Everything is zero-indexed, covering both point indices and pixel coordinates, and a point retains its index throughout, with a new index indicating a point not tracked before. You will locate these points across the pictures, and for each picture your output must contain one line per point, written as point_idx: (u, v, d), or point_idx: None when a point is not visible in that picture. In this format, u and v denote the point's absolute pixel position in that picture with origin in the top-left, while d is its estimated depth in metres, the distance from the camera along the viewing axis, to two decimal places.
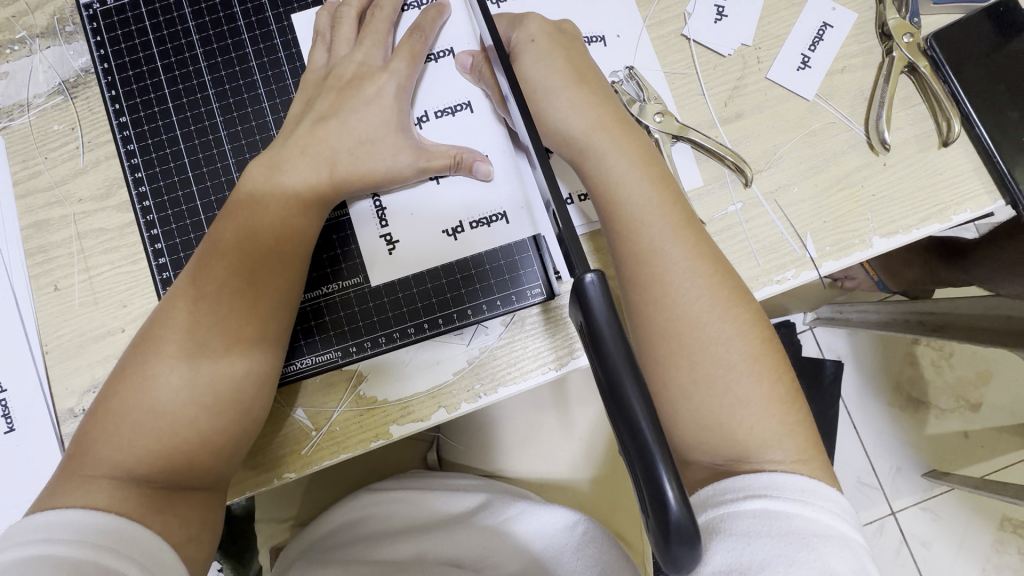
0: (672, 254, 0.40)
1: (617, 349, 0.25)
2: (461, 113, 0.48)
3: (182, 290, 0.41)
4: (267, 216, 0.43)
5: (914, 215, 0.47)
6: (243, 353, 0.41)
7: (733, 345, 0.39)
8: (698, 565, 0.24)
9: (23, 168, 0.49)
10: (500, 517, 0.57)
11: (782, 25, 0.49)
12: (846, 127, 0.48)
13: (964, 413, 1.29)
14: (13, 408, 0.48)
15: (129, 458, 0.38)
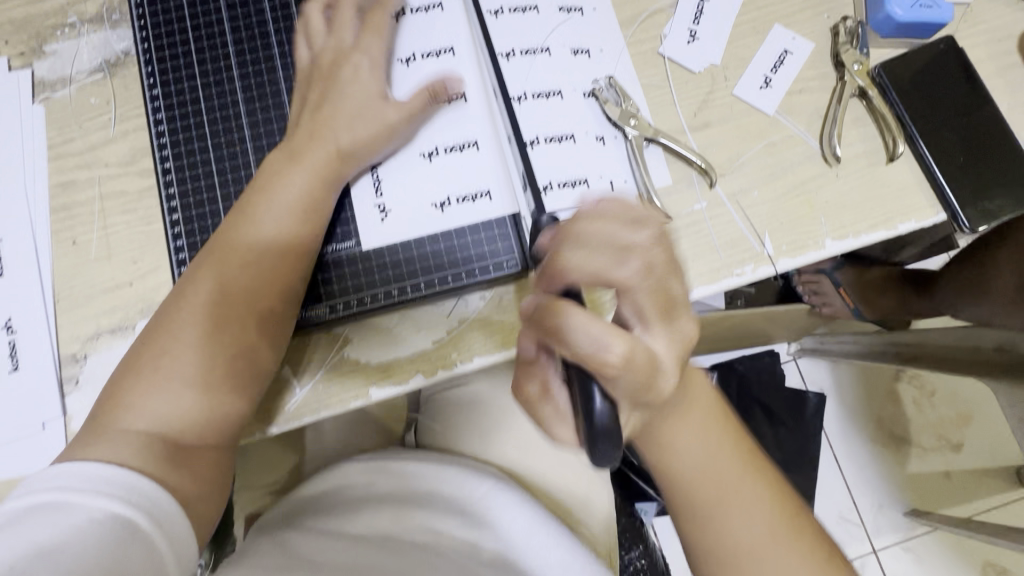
0: (722, 475, 0.42)
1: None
2: (455, 103, 0.53)
3: (201, 273, 0.46)
4: (282, 198, 0.47)
5: (864, 221, 0.52)
6: (265, 322, 0.46)
7: (759, 506, 0.42)
8: (614, 457, 0.33)
9: (59, 134, 0.55)
10: (473, 495, 0.59)
11: (747, 49, 0.55)
12: (803, 140, 0.53)
13: (946, 453, 1.30)
14: (18, 351, 0.51)
15: (159, 411, 0.43)
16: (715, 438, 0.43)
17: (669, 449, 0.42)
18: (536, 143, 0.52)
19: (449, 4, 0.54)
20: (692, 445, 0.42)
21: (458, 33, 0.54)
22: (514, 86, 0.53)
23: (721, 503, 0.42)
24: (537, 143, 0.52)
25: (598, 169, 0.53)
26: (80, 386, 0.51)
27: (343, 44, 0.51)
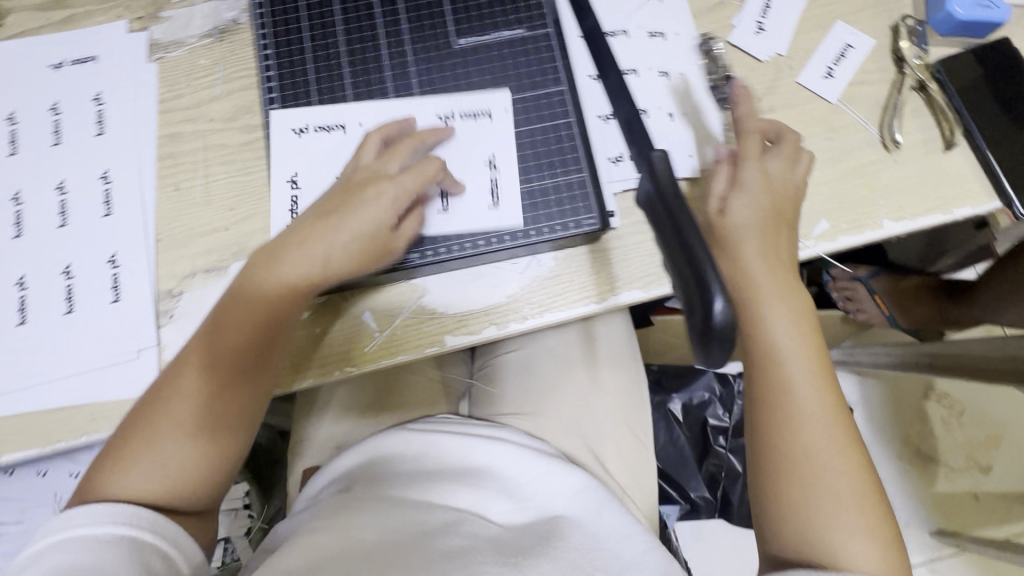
0: (809, 384, 0.44)
1: (681, 211, 0.32)
2: (482, 119, 0.53)
3: (166, 403, 0.46)
4: (244, 324, 0.47)
5: (921, 205, 0.55)
6: (238, 394, 0.48)
7: (833, 432, 0.44)
8: (725, 364, 0.30)
9: (168, 90, 0.59)
10: (524, 476, 0.60)
11: (811, 42, 0.59)
12: (863, 127, 0.56)
13: (975, 475, 1.28)
14: (120, 283, 0.54)
15: (139, 481, 0.45)
16: (809, 352, 0.45)
17: (777, 352, 0.44)
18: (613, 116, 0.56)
19: (501, 177, 0.52)
20: (790, 350, 0.44)
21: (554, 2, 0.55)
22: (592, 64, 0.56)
23: (799, 423, 0.44)
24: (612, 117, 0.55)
25: (672, 142, 0.56)
26: (174, 319, 0.54)
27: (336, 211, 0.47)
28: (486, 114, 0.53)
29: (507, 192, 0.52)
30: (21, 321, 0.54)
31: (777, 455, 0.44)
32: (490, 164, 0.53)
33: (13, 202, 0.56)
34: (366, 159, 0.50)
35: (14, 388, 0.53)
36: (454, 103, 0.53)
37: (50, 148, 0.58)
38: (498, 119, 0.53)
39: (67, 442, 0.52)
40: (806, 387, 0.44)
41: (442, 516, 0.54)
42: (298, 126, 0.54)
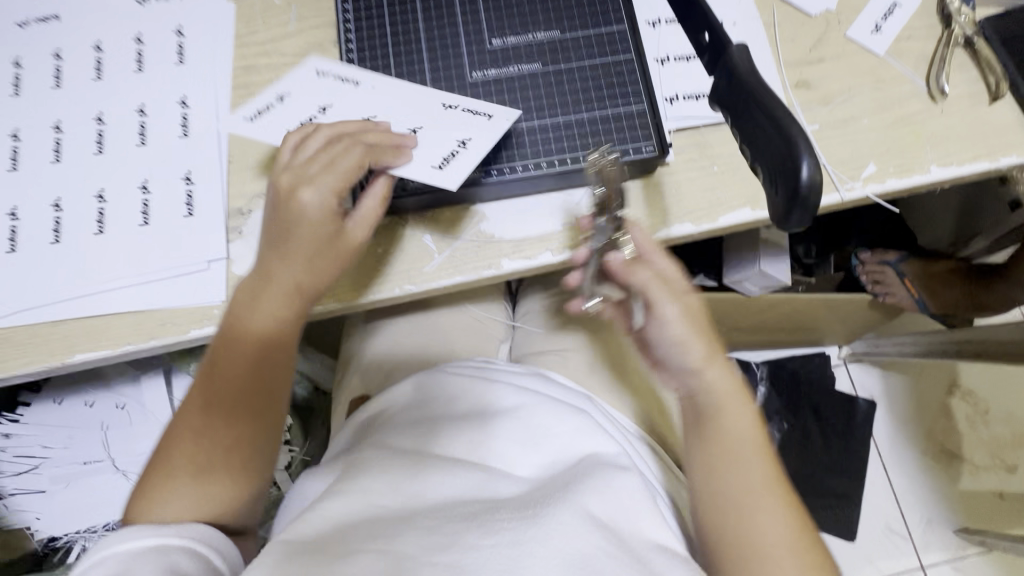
0: (742, 448, 0.50)
1: (766, 91, 0.34)
2: (479, 117, 0.52)
3: (180, 435, 0.51)
4: (242, 349, 0.52)
5: (967, 154, 0.56)
6: (243, 411, 0.52)
7: (776, 510, 0.47)
8: (804, 227, 0.32)
9: (245, 27, 0.63)
10: (547, 424, 0.56)
11: (860, 0, 0.61)
12: (910, 79, 0.58)
13: (1000, 473, 1.25)
14: (194, 199, 0.57)
15: (174, 499, 0.49)
16: (741, 401, 0.52)
17: (714, 393, 0.52)
18: (667, 61, 0.59)
19: (463, 152, 0.50)
20: (708, 380, 0.52)
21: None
22: (650, 12, 0.60)
23: (748, 487, 0.49)
24: (668, 60, 0.58)
25: None
26: (243, 236, 0.57)
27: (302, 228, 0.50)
28: (486, 115, 0.51)
29: (461, 160, 0.49)
30: (99, 231, 0.57)
31: (719, 520, 0.48)
32: (460, 142, 0.50)
33: (96, 122, 0.60)
34: (290, 169, 0.49)
35: (90, 293, 0.55)
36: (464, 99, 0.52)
37: (132, 74, 0.61)
38: (495, 122, 0.51)
39: (136, 345, 0.54)
40: (744, 453, 0.50)
41: (443, 475, 0.49)
42: (319, 70, 0.54)
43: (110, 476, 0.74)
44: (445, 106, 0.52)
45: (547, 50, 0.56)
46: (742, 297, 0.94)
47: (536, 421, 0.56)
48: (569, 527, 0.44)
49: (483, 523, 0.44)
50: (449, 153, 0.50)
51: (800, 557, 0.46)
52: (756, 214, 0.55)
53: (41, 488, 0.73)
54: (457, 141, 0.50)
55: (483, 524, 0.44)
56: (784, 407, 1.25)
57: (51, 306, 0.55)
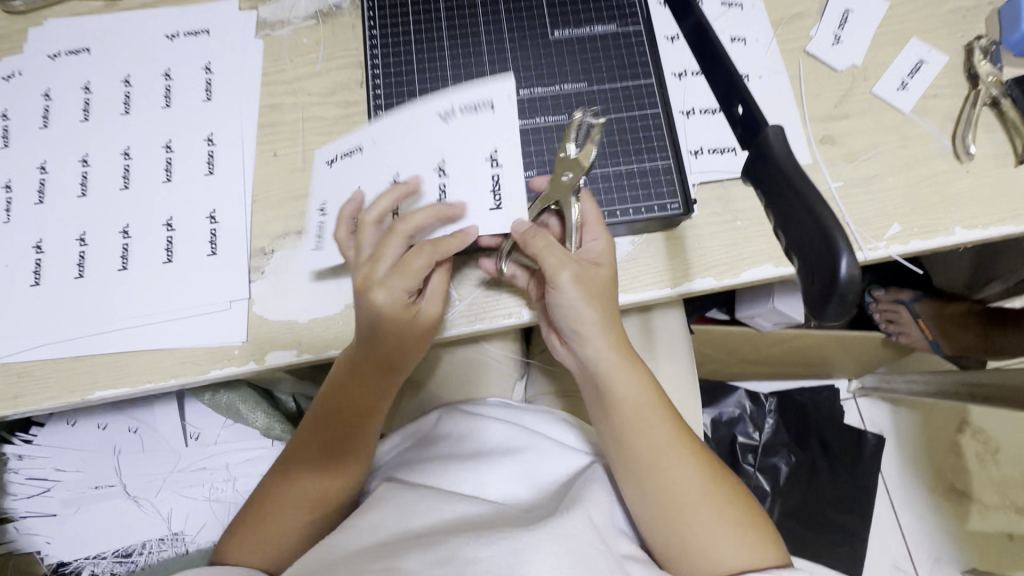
0: (650, 417, 0.52)
1: (804, 180, 0.34)
2: (484, 110, 0.53)
3: (291, 489, 0.57)
4: (351, 419, 0.57)
5: (992, 215, 0.56)
6: (344, 467, 0.58)
7: (687, 465, 0.51)
8: (840, 323, 0.32)
9: (273, 65, 0.63)
10: (542, 466, 0.57)
11: (886, 56, 0.61)
12: (936, 138, 0.58)
13: (1011, 514, 1.20)
14: (218, 239, 0.58)
15: (287, 542, 0.56)
16: (636, 371, 0.53)
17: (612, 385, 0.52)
18: (692, 113, 0.59)
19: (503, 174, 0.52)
20: (600, 353, 0.52)
21: (646, 5, 0.59)
22: (676, 64, 0.60)
23: (660, 455, 0.51)
24: (693, 112, 0.59)
25: None
26: (264, 276, 0.57)
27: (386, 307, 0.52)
28: (491, 107, 0.53)
29: (509, 188, 0.52)
30: (123, 267, 0.57)
31: (657, 516, 0.51)
32: (491, 161, 0.53)
33: (122, 157, 0.60)
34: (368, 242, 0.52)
35: (112, 329, 0.56)
36: (456, 99, 0.53)
37: (160, 110, 0.62)
38: (501, 112, 0.53)
39: (156, 384, 0.55)
40: (659, 421, 0.52)
41: (450, 506, 0.50)
42: (332, 159, 0.57)
43: (121, 502, 0.73)
44: (445, 121, 0.53)
45: (575, 102, 0.57)
46: (755, 334, 0.94)
47: (529, 461, 0.56)
48: (567, 540, 0.45)
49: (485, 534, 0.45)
50: (494, 188, 0.52)
51: (710, 498, 0.51)
52: (779, 269, 0.55)
53: (51, 513, 0.72)
54: (492, 173, 0.53)
55: (485, 537, 0.45)
56: (791, 438, 1.16)
57: (72, 342, 0.55)
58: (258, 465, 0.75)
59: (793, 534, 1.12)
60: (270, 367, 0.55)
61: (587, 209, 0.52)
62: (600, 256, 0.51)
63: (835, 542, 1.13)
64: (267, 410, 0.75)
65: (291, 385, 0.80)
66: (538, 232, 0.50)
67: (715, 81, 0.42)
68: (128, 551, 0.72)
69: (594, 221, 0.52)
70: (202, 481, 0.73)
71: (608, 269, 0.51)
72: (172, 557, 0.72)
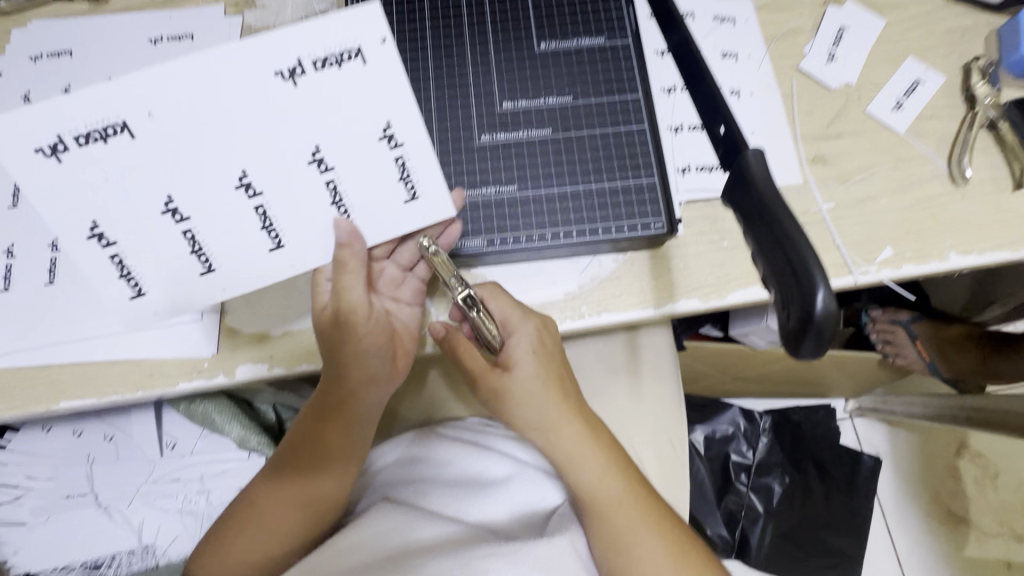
0: (616, 492, 0.51)
1: (782, 206, 0.32)
2: (350, 62, 0.43)
3: (262, 496, 0.53)
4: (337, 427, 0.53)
5: (988, 241, 0.54)
6: (324, 468, 0.53)
7: (655, 543, 0.49)
8: (818, 358, 0.30)
9: None
10: (525, 497, 0.56)
11: (881, 75, 0.60)
12: (931, 160, 0.57)
13: (1010, 542, 1.17)
14: (131, 271, 0.47)
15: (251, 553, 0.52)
16: (597, 453, 0.51)
17: (568, 459, 0.51)
18: (681, 129, 0.58)
19: (407, 156, 0.46)
20: (558, 442, 0.51)
21: (635, 18, 0.58)
22: (666, 79, 0.59)
23: (627, 535, 0.49)
24: (682, 128, 0.57)
25: None
26: None
27: (381, 348, 0.51)
28: (360, 57, 0.43)
29: (420, 171, 0.47)
30: None
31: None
32: (388, 141, 0.46)
33: None
34: (351, 290, 0.48)
35: (79, 337, 0.54)
36: (304, 49, 0.42)
37: None
38: (375, 64, 0.43)
39: (123, 395, 0.53)
40: (623, 502, 0.50)
41: (428, 531, 0.48)
42: (98, 225, 0.44)
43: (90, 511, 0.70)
44: (292, 82, 0.42)
45: (559, 116, 0.55)
46: (748, 352, 0.92)
47: (513, 494, 0.55)
48: (544, 569, 0.43)
49: (464, 557, 0.43)
50: (403, 178, 0.47)
51: (682, 574, 0.49)
52: (765, 292, 0.53)
53: (20, 521, 0.69)
54: (394, 156, 0.46)
55: (466, 561, 0.43)
56: (786, 459, 1.12)
57: (40, 349, 0.54)
58: (232, 477, 0.72)
59: (785, 555, 1.09)
60: (240, 381, 0.54)
61: (499, 308, 0.50)
62: (540, 342, 0.50)
63: (828, 566, 1.09)
64: (243, 423, 0.70)
65: (271, 395, 0.76)
66: (455, 346, 0.51)
67: (698, 101, 0.41)
68: (97, 563, 0.70)
69: (513, 315, 0.50)
70: (175, 492, 0.71)
71: (547, 361, 0.51)
72: (142, 570, 0.70)
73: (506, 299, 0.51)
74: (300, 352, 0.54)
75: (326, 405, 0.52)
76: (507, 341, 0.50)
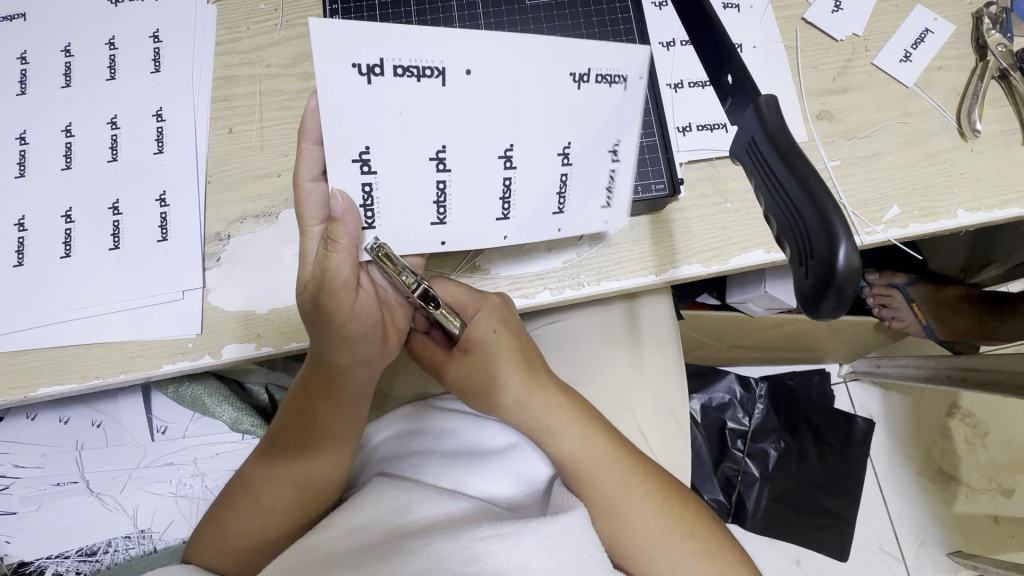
0: (603, 465, 0.49)
1: (799, 158, 0.30)
2: (616, 86, 0.43)
3: (252, 479, 0.50)
4: (326, 405, 0.48)
5: (997, 197, 0.53)
6: (319, 449, 0.50)
7: (644, 502, 0.49)
8: (839, 316, 0.29)
9: (227, 33, 0.58)
10: (529, 471, 0.54)
11: (889, 25, 0.57)
12: (940, 114, 0.55)
13: (997, 498, 1.20)
14: (374, 205, 0.41)
15: (240, 540, 0.50)
16: (575, 420, 0.50)
17: (547, 425, 0.50)
18: (682, 85, 0.55)
19: (621, 171, 0.46)
20: (532, 410, 0.50)
21: None
22: (664, 33, 0.56)
23: (613, 498, 0.49)
24: (682, 86, 0.55)
25: None
26: (220, 263, 0.53)
27: (360, 332, 0.44)
28: (624, 83, 0.43)
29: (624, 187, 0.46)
30: (64, 255, 0.53)
31: (629, 549, 0.49)
32: (615, 154, 0.45)
33: (64, 134, 0.55)
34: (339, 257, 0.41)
35: (55, 321, 0.51)
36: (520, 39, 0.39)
37: (105, 83, 0.56)
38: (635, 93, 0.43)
39: (104, 379, 0.51)
40: (605, 465, 0.50)
41: (429, 508, 0.47)
42: (367, 150, 0.40)
43: (83, 498, 0.69)
44: (577, 86, 0.42)
45: None
46: (746, 319, 0.91)
47: (522, 467, 0.54)
48: (552, 551, 0.42)
49: (465, 540, 0.42)
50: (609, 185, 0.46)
51: (675, 533, 0.49)
52: (770, 256, 0.52)
53: (10, 510, 0.67)
54: (612, 168, 0.45)
55: (465, 544, 0.41)
56: (781, 424, 1.12)
57: (12, 334, 0.51)
58: (226, 459, 0.71)
59: (780, 517, 1.10)
60: (227, 361, 0.52)
61: (449, 296, 0.48)
62: (498, 316, 0.48)
63: (819, 526, 1.12)
64: (235, 404, 0.68)
65: (263, 374, 0.73)
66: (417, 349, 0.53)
67: (702, 46, 0.38)
68: (93, 549, 0.70)
69: (463, 296, 0.48)
70: (170, 476, 0.70)
71: (509, 334, 0.49)
72: (139, 555, 0.70)
73: (452, 284, 0.49)
74: (286, 331, 0.52)
75: (320, 384, 0.48)
76: (476, 323, 0.48)
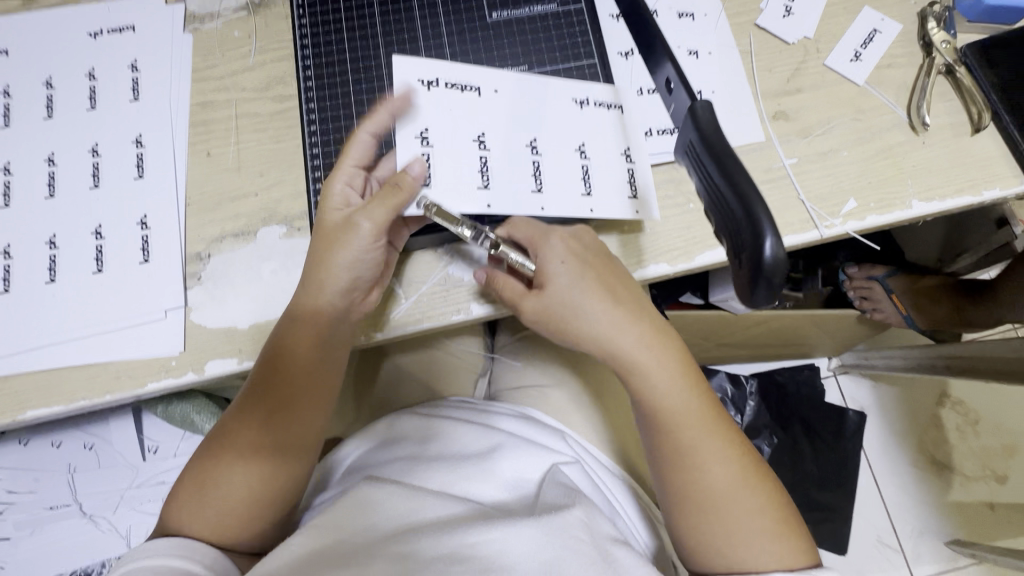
0: (686, 415, 0.49)
1: (730, 158, 0.32)
2: (608, 109, 0.55)
3: (234, 437, 0.50)
4: (311, 346, 0.50)
5: (950, 186, 0.55)
6: (308, 397, 0.51)
7: (720, 464, 0.49)
8: (771, 304, 0.31)
9: (203, 60, 0.60)
10: (513, 469, 0.55)
11: (839, 27, 0.59)
12: (891, 109, 0.57)
13: (991, 484, 1.20)
14: (431, 166, 0.51)
15: (222, 504, 0.49)
16: (663, 368, 0.49)
17: (635, 368, 0.49)
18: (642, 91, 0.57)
19: (592, 165, 0.54)
20: (618, 349, 0.49)
21: None
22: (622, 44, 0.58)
23: (692, 454, 0.48)
24: (642, 92, 0.57)
25: None
26: (202, 282, 0.55)
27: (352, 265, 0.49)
28: (615, 102, 0.56)
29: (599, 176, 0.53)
30: (50, 280, 0.54)
31: (694, 511, 0.48)
32: (579, 149, 0.54)
33: (47, 164, 0.57)
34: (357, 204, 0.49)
35: (41, 345, 0.53)
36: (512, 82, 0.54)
37: (86, 112, 0.58)
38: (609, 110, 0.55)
39: (90, 400, 0.52)
40: (690, 422, 0.49)
41: (418, 511, 0.48)
42: (425, 131, 0.52)
43: (76, 521, 0.69)
44: (581, 106, 0.55)
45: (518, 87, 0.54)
46: (728, 317, 0.92)
47: (506, 466, 0.55)
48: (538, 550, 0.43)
49: (454, 545, 0.43)
50: (536, 172, 0.53)
51: (744, 500, 0.48)
52: None
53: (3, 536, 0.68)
54: (579, 158, 0.53)
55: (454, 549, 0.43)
56: (773, 420, 1.15)
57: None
58: None
59: None
60: (210, 378, 0.53)
61: (527, 236, 0.50)
62: (572, 252, 0.49)
63: (815, 520, 1.12)
64: None
65: None
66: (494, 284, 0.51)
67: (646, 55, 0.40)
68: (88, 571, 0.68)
69: (546, 237, 0.50)
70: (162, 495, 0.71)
71: (593, 273, 0.49)
72: None
73: (531, 223, 0.51)
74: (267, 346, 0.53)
75: (309, 329, 0.49)
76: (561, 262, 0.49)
